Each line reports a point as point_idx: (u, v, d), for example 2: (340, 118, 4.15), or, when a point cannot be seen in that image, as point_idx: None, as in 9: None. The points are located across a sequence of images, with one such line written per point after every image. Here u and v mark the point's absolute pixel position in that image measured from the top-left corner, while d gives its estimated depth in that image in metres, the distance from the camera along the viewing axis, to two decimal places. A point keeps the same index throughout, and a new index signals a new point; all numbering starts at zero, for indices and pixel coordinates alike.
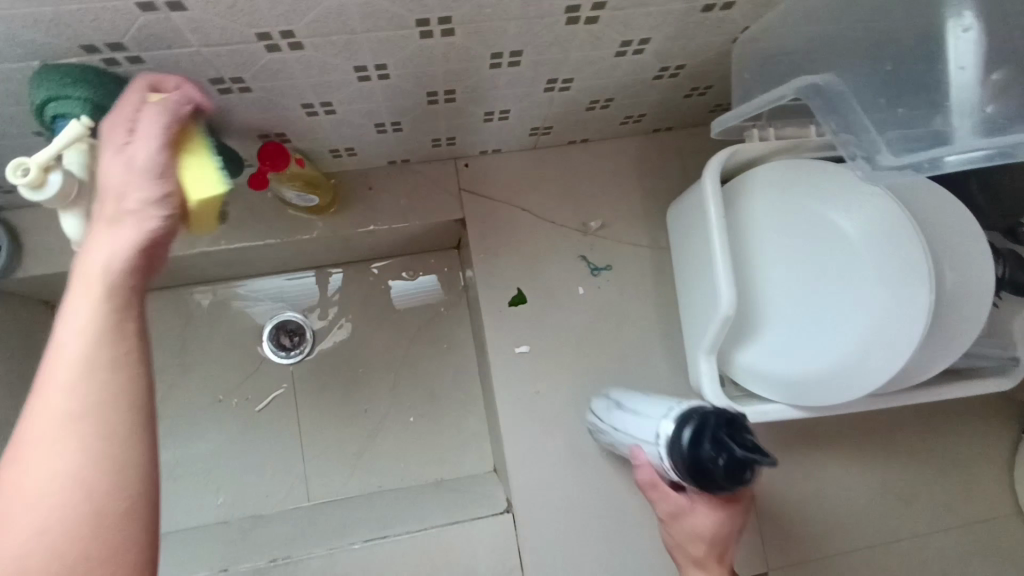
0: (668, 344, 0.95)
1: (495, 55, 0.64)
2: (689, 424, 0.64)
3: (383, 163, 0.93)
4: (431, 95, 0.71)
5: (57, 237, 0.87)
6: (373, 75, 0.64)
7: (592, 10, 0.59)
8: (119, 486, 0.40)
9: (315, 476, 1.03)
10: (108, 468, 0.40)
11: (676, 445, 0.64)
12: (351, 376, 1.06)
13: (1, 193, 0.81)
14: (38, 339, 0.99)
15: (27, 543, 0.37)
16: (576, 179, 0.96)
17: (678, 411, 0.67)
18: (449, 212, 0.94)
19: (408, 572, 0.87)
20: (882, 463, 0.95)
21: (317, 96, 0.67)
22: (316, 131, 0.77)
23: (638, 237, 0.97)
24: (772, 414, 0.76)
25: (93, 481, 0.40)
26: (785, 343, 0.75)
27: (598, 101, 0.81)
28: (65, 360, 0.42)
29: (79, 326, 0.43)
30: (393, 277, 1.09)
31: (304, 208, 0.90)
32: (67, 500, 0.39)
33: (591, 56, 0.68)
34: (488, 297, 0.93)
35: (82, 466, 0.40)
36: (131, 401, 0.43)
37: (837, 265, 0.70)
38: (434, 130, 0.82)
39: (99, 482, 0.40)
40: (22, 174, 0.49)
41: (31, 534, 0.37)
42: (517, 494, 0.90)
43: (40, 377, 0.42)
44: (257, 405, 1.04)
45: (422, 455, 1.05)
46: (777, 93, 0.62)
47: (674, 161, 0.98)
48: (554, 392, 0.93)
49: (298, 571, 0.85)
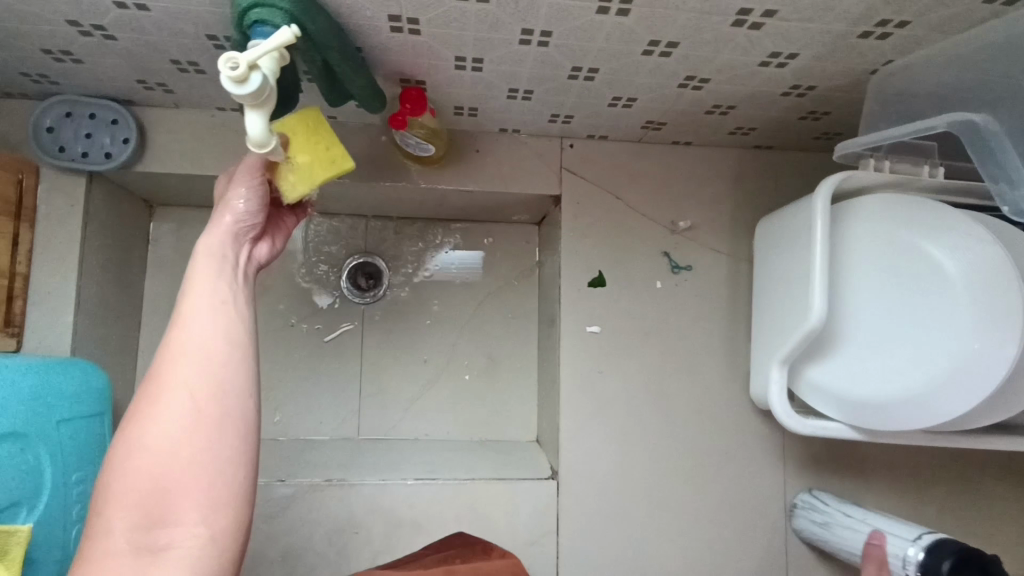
0: (730, 351, 0.99)
1: (652, 43, 0.68)
2: (948, 558, 0.70)
3: (495, 129, 0.96)
4: (575, 70, 0.75)
5: (180, 141, 0.91)
6: (535, 39, 0.68)
7: (760, 17, 0.62)
8: (218, 450, 0.52)
9: (369, 412, 1.08)
10: (211, 435, 0.52)
11: (930, 570, 0.71)
12: (418, 326, 1.11)
13: (143, 89, 0.85)
14: (135, 235, 1.04)
15: (149, 479, 0.50)
16: (672, 178, 1.00)
17: (933, 540, 0.74)
18: (548, 187, 0.98)
19: (451, 517, 0.92)
20: (913, 501, 0.99)
21: (474, 50, 0.71)
22: (455, 85, 0.80)
23: (720, 244, 1.00)
24: (831, 431, 0.80)
25: (201, 442, 0.52)
26: (857, 365, 0.78)
27: (720, 106, 0.84)
28: (193, 344, 0.55)
29: (190, 329, 0.56)
30: (472, 240, 1.13)
31: (415, 157, 0.94)
32: (180, 453, 0.51)
33: (736, 61, 0.71)
34: (569, 274, 0.97)
35: (194, 428, 0.52)
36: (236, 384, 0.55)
37: (925, 300, 0.73)
38: (559, 105, 0.85)
39: (205, 443, 0.52)
40: (229, 68, 0.52)
41: (152, 473, 0.50)
42: (565, 464, 0.94)
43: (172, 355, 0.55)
44: (325, 336, 1.09)
45: (471, 413, 1.09)
46: (930, 123, 0.66)
47: (768, 178, 1.01)
48: (616, 376, 0.97)
49: (351, 494, 0.90)
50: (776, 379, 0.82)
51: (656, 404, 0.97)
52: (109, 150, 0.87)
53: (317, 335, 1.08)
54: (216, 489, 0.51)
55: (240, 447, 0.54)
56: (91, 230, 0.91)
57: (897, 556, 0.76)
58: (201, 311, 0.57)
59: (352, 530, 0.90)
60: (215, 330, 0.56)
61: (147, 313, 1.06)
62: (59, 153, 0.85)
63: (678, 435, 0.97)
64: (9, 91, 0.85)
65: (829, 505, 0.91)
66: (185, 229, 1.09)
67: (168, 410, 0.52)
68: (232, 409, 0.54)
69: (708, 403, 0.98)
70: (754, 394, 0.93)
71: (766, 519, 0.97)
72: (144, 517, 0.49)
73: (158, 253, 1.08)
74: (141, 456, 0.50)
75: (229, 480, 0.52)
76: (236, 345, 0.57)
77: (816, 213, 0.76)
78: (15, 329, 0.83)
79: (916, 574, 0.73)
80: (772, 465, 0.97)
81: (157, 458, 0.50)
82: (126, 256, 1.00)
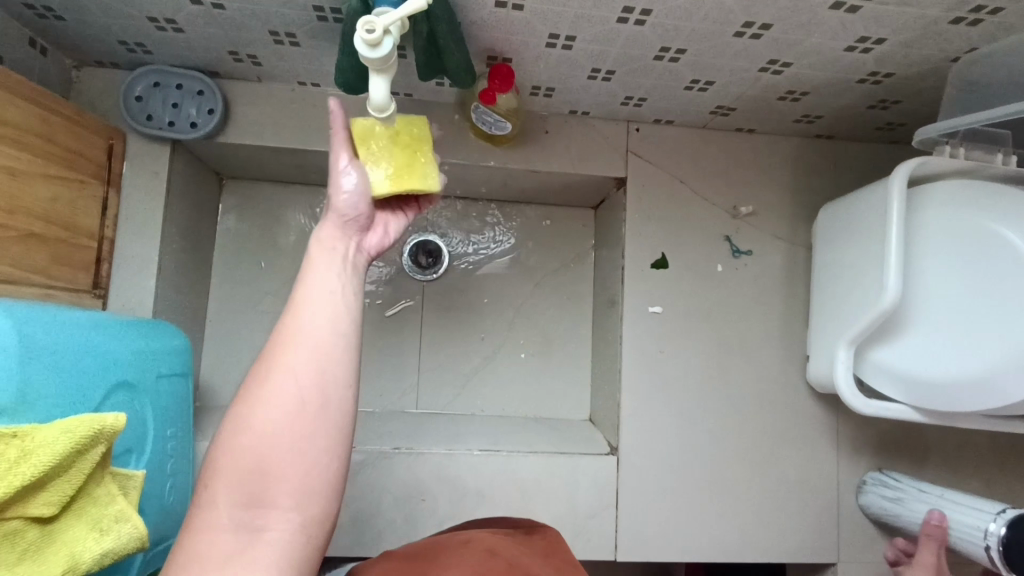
0: (787, 335, 1.01)
1: (746, 24, 0.70)
2: None
3: (565, 110, 0.99)
4: (662, 50, 0.77)
5: (261, 114, 0.94)
6: (633, 18, 0.70)
7: (858, 0, 0.64)
8: (322, 442, 0.51)
9: (427, 387, 1.10)
10: (320, 426, 0.51)
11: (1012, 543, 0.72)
12: (476, 304, 1.13)
13: (233, 61, 0.87)
14: (205, 206, 1.06)
15: (256, 456, 0.49)
16: (735, 165, 1.02)
17: (1011, 514, 0.75)
18: (614, 169, 1.00)
19: (514, 489, 0.93)
20: (962, 487, 1.01)
21: (570, 28, 0.73)
22: (540, 63, 0.83)
23: (780, 230, 1.02)
24: (894, 411, 0.82)
25: (309, 433, 0.51)
26: (925, 348, 0.80)
27: (794, 92, 0.87)
28: (313, 324, 0.54)
29: (313, 308, 0.54)
30: (530, 222, 1.15)
31: (487, 136, 0.96)
32: (289, 438, 0.50)
33: (823, 45, 0.73)
34: (633, 255, 1.00)
35: (305, 414, 0.51)
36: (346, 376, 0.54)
37: (999, 283, 0.75)
38: (636, 87, 0.87)
39: (312, 435, 0.51)
40: (366, 33, 0.55)
41: (258, 450, 0.49)
42: (625, 441, 0.96)
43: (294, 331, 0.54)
44: (387, 310, 1.10)
45: (526, 391, 1.12)
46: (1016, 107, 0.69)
47: (827, 167, 1.04)
48: (676, 355, 0.99)
49: (418, 463, 0.92)
50: (842, 360, 0.84)
51: (714, 384, 0.99)
52: (195, 120, 0.90)
53: (378, 309, 1.10)
54: (312, 478, 0.50)
55: (339, 440, 0.52)
56: (172, 198, 0.93)
57: (979, 529, 0.77)
58: (317, 294, 0.55)
59: (418, 498, 0.92)
60: (330, 317, 0.54)
61: (213, 283, 1.08)
62: (148, 122, 0.88)
63: (735, 415, 0.99)
64: (103, 60, 0.88)
65: (902, 481, 0.91)
66: (252, 203, 1.12)
67: (281, 390, 0.51)
68: (338, 399, 0.53)
69: (766, 385, 1.00)
70: (812, 376, 0.95)
71: (819, 500, 0.98)
72: (245, 495, 0.49)
73: (225, 225, 1.10)
74: (246, 435, 0.50)
75: (325, 471, 0.51)
76: (346, 334, 0.55)
77: (893, 198, 0.79)
78: (101, 292, 0.86)
79: (998, 547, 0.74)
80: (826, 447, 0.99)
81: (265, 437, 0.50)
82: (199, 226, 1.02)
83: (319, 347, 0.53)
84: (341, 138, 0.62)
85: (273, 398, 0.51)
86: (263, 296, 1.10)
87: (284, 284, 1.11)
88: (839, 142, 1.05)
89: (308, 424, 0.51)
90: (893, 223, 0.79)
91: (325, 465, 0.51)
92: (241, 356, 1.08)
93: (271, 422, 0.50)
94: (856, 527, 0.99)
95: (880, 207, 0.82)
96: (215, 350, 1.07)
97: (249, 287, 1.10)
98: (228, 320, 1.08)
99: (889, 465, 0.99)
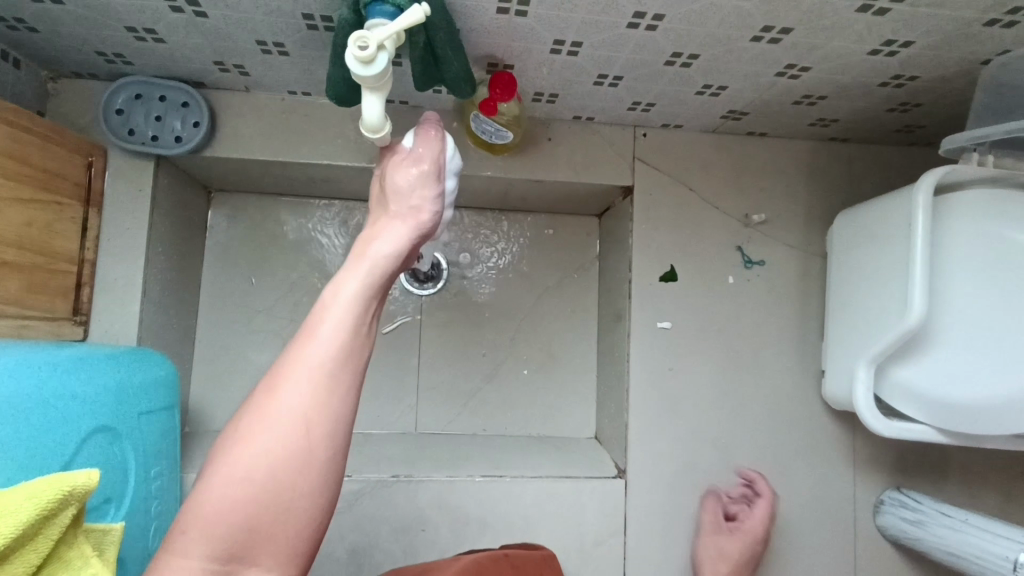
0: (802, 347, 0.97)
1: (765, 29, 0.65)
2: None
3: (568, 117, 0.94)
4: (674, 55, 0.72)
5: (249, 125, 0.89)
6: (645, 23, 0.65)
7: (888, 3, 0.60)
8: (314, 493, 0.46)
9: (427, 407, 1.06)
10: (313, 475, 0.46)
11: None
12: (476, 318, 1.09)
13: (218, 70, 0.82)
14: (193, 221, 1.01)
15: (235, 503, 0.43)
16: (746, 171, 0.98)
17: None
18: (620, 177, 0.96)
19: (519, 515, 0.90)
20: (985, 501, 0.97)
21: (577, 34, 0.68)
22: (543, 70, 0.78)
23: (794, 239, 0.98)
24: (917, 433, 0.79)
25: (298, 484, 0.45)
26: (950, 368, 0.76)
27: (811, 96, 0.82)
28: (319, 351, 0.48)
29: (319, 324, 0.49)
30: (532, 231, 1.11)
31: (487, 145, 0.92)
32: (275, 487, 0.44)
33: (846, 49, 0.69)
34: (641, 268, 0.95)
35: (297, 459, 0.45)
36: (345, 417, 0.48)
37: None
38: (645, 93, 0.83)
39: (302, 484, 0.45)
40: (359, 46, 0.51)
41: (239, 498, 0.44)
42: (634, 462, 0.92)
43: (295, 352, 0.48)
44: (383, 328, 1.07)
45: (530, 407, 1.08)
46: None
47: (842, 171, 1.00)
48: (687, 371, 0.95)
49: (419, 491, 0.88)
50: (863, 380, 0.81)
51: (727, 401, 0.95)
52: (180, 134, 0.85)
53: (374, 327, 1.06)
54: (287, 539, 0.45)
55: (330, 494, 0.47)
56: (156, 216, 0.88)
57: (1007, 559, 0.74)
58: (333, 315, 0.50)
59: (419, 528, 0.88)
60: (338, 344, 0.49)
61: (202, 302, 1.04)
62: (129, 136, 0.83)
63: (749, 433, 0.95)
64: (80, 71, 0.84)
65: (921, 503, 0.88)
66: (241, 216, 1.07)
67: (274, 425, 0.45)
68: (333, 447, 0.47)
69: (780, 400, 0.96)
70: (828, 392, 0.92)
71: (835, 519, 0.95)
72: (217, 549, 0.43)
73: (213, 240, 1.05)
74: (229, 477, 0.44)
75: (303, 533, 0.45)
76: (352, 367, 0.49)
77: (919, 209, 0.75)
78: (82, 318, 0.82)
79: None
80: (842, 464, 0.96)
81: (249, 481, 0.44)
82: (187, 243, 0.97)
83: (324, 389, 0.47)
84: (430, 144, 0.62)
85: (264, 434, 0.45)
86: (255, 314, 1.05)
87: (276, 301, 1.06)
88: (854, 145, 1.00)
89: (303, 478, 0.45)
90: (918, 235, 0.74)
91: (309, 528, 0.46)
92: (232, 377, 1.04)
93: (258, 465, 0.44)
94: (872, 547, 0.96)
95: (903, 218, 0.78)
96: (206, 371, 1.03)
97: (240, 305, 1.05)
98: (218, 340, 1.04)
99: (908, 481, 0.96)
